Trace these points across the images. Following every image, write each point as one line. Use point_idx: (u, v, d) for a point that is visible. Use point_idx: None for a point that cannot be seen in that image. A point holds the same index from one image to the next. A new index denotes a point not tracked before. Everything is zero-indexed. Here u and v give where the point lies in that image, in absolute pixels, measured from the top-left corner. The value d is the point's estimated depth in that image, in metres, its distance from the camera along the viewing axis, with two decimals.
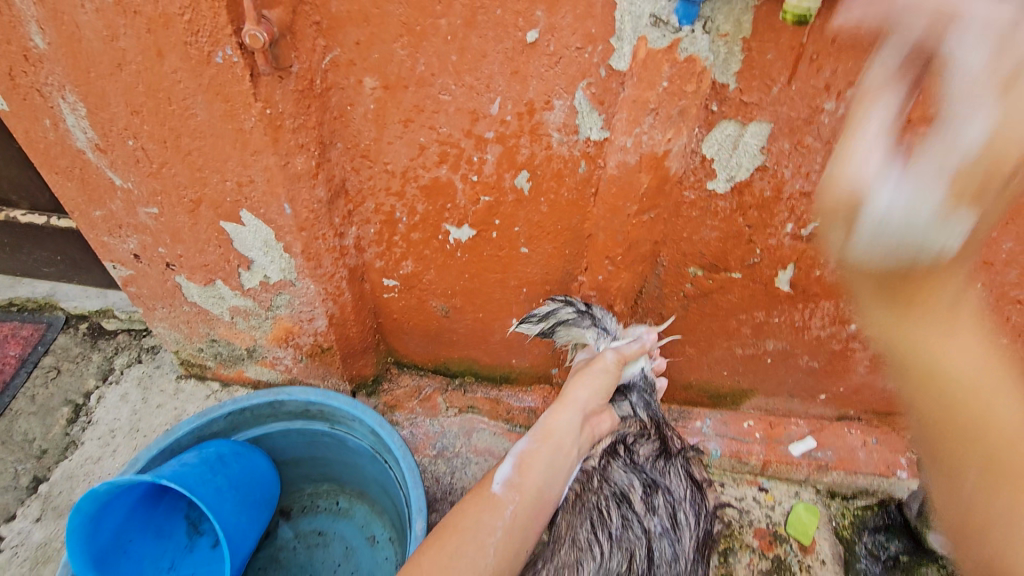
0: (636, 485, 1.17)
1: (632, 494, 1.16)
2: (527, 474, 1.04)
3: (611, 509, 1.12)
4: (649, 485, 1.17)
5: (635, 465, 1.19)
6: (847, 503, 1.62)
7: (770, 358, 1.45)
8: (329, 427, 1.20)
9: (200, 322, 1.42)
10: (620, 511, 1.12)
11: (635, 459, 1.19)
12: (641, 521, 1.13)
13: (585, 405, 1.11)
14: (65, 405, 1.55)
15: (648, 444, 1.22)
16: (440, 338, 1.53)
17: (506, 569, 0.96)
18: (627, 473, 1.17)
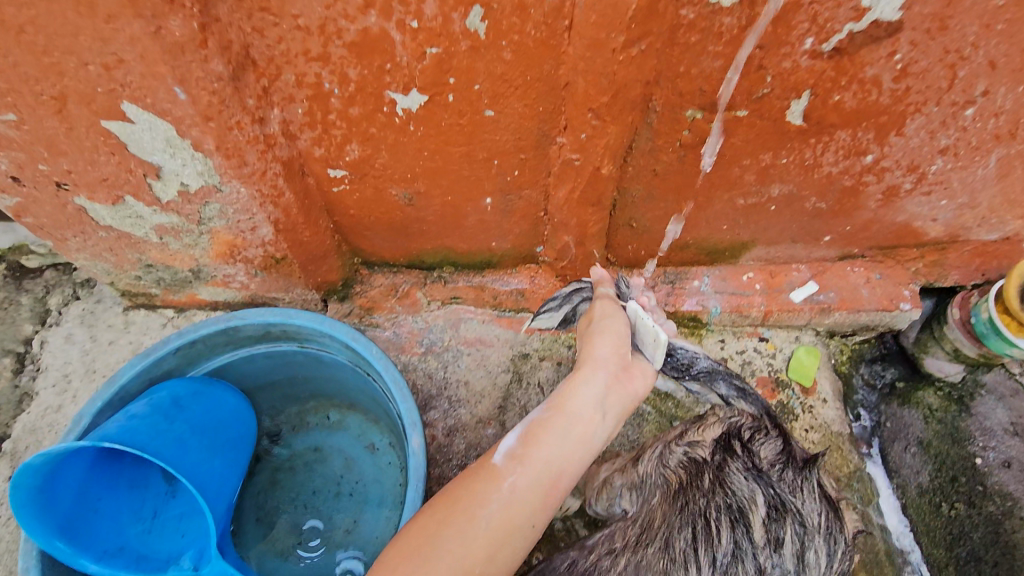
0: (756, 497, 1.05)
1: (736, 469, 1.09)
2: (538, 449, 0.90)
3: (705, 495, 1.07)
4: (761, 479, 1.09)
5: (753, 472, 1.09)
6: (846, 341, 1.62)
7: (774, 205, 1.32)
8: (299, 347, 1.07)
9: (126, 248, 1.22)
10: (723, 518, 1.03)
11: (753, 452, 1.12)
12: (732, 515, 1.04)
13: (607, 361, 1.03)
14: (5, 356, 1.40)
15: (772, 440, 1.15)
16: (409, 230, 1.36)
17: (506, 546, 0.83)
18: (751, 487, 1.07)
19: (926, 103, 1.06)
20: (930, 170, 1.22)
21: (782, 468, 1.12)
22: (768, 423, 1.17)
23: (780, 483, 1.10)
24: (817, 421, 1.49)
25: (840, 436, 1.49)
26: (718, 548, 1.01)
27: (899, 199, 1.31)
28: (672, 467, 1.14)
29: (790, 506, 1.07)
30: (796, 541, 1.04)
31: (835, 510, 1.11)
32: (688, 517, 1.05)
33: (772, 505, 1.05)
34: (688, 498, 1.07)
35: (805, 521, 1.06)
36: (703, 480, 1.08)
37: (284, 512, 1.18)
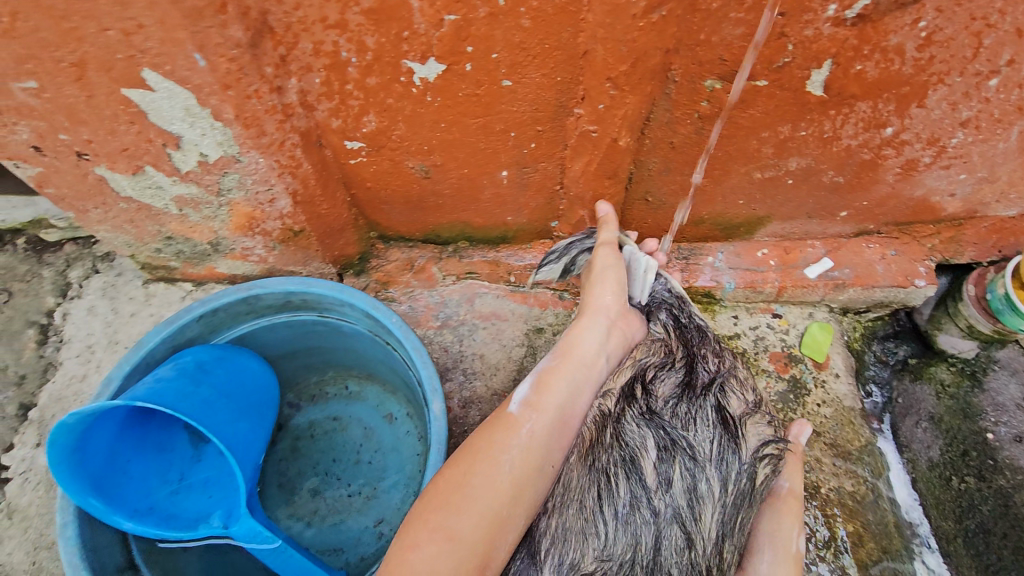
0: (649, 443, 0.98)
1: (635, 422, 1.00)
2: (550, 397, 1.02)
3: (610, 462, 0.97)
4: (661, 425, 1.00)
5: (648, 421, 1.00)
6: (859, 318, 1.62)
7: (791, 179, 1.31)
8: (318, 316, 1.09)
9: (146, 220, 1.24)
10: (618, 473, 0.96)
11: (647, 399, 1.03)
12: (624, 475, 0.96)
13: (608, 309, 1.15)
14: (30, 327, 1.43)
15: (669, 374, 1.06)
16: (425, 204, 1.36)
17: (527, 484, 0.94)
18: (646, 433, 0.98)
19: (949, 72, 1.04)
20: (951, 142, 1.20)
21: (672, 402, 1.03)
22: (675, 360, 1.08)
23: (683, 423, 1.01)
24: (829, 396, 1.50)
25: (851, 411, 1.50)
26: (615, 508, 0.94)
27: (918, 173, 1.29)
28: (578, 440, 1.00)
29: (689, 431, 1.00)
30: (688, 480, 0.96)
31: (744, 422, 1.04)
32: (594, 490, 0.95)
33: (659, 445, 0.97)
34: (594, 471, 0.97)
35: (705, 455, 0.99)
36: (607, 442, 0.99)
37: (305, 479, 1.21)
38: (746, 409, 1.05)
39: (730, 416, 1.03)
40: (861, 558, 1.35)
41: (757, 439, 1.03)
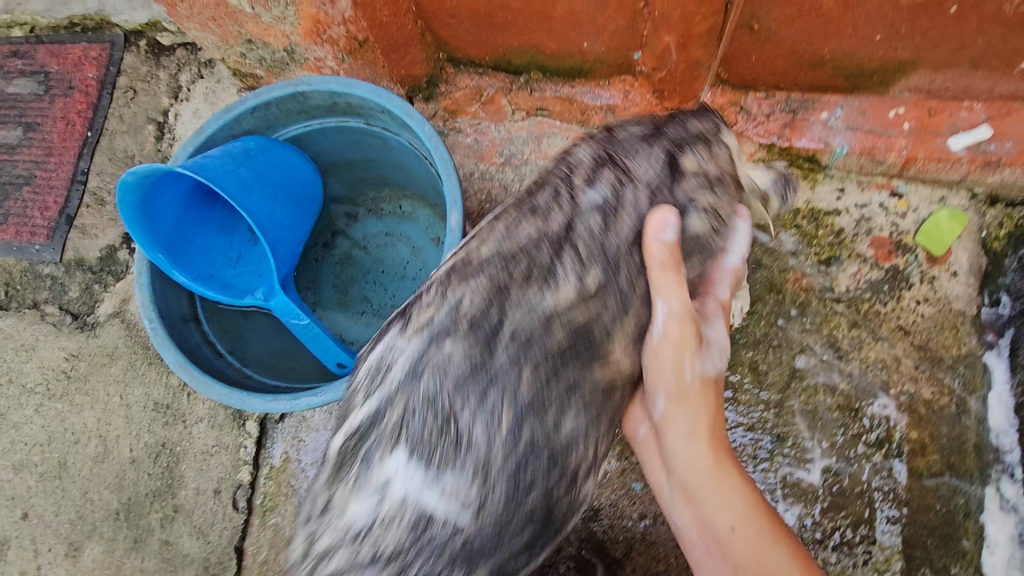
0: (449, 377, 0.76)
1: (427, 383, 0.77)
2: (684, 374, 0.89)
3: (426, 416, 0.75)
4: (510, 336, 0.78)
5: (478, 327, 0.77)
6: (1011, 211, 1.28)
7: (955, 7, 1.01)
8: (365, 124, 1.10)
9: (227, 19, 1.27)
10: (397, 387, 0.78)
11: (463, 412, 0.76)
12: (426, 469, 0.75)
13: None
14: (150, 124, 1.59)
15: (543, 292, 0.79)
16: (493, 22, 1.26)
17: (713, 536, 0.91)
18: (488, 423, 0.75)
19: None
20: None
21: (521, 270, 0.79)
22: (532, 252, 0.80)
23: (544, 344, 0.78)
24: (935, 295, 1.28)
25: (959, 316, 1.27)
26: (397, 365, 0.79)
27: None
28: (422, 340, 0.78)
29: (552, 462, 0.79)
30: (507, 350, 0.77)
31: (623, 298, 0.83)
32: (411, 558, 0.75)
33: (449, 440, 0.75)
34: (415, 433, 0.76)
35: (539, 482, 0.79)
36: (450, 383, 0.76)
37: (355, 285, 1.30)
38: (601, 204, 0.83)
39: (597, 337, 0.81)
40: (916, 466, 1.22)
41: (581, 273, 0.80)
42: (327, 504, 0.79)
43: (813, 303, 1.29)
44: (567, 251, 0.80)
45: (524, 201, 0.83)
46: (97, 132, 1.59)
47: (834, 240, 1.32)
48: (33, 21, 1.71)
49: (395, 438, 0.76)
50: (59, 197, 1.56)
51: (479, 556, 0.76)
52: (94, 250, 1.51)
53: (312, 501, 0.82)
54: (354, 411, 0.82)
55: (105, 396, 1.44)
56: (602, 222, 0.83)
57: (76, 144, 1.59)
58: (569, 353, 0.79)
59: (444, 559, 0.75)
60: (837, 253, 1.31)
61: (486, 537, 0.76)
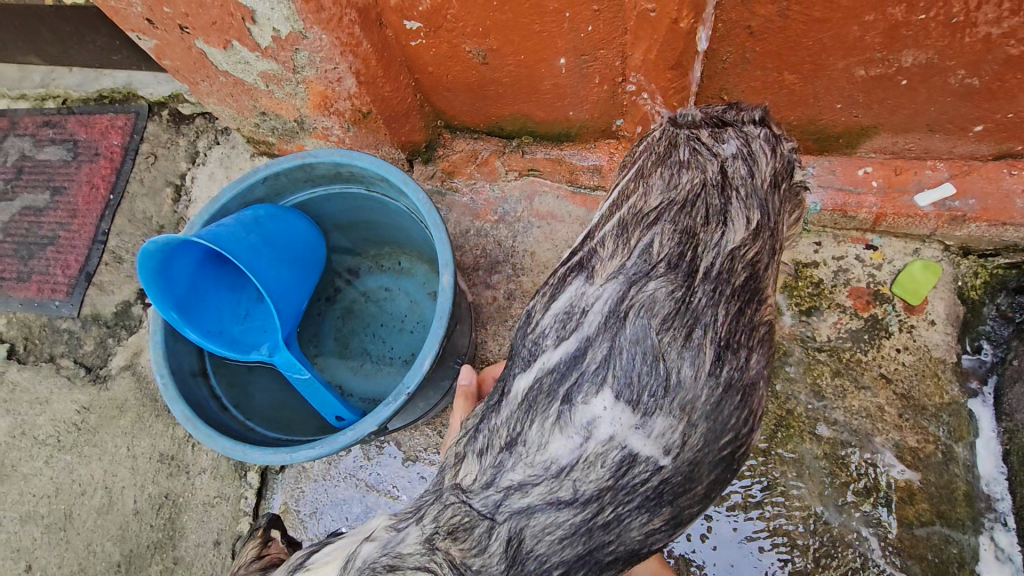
0: (656, 316, 0.74)
1: (630, 323, 0.75)
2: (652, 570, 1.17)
3: (607, 419, 0.74)
4: (708, 273, 0.76)
5: (678, 265, 0.75)
6: (984, 262, 1.33)
7: (904, 80, 1.10)
8: (366, 190, 1.18)
9: (242, 94, 1.39)
10: (596, 331, 0.76)
11: (667, 346, 0.73)
12: (634, 411, 0.73)
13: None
14: (168, 186, 1.70)
15: (724, 235, 0.76)
16: (486, 94, 1.36)
17: None
18: (667, 425, 0.73)
19: None
20: None
21: (700, 283, 0.75)
22: (704, 195, 0.77)
23: (718, 339, 0.75)
24: (915, 343, 1.32)
25: (939, 363, 1.31)
26: (562, 358, 0.78)
27: None
28: (620, 282, 0.77)
29: (745, 402, 0.77)
30: (694, 347, 0.74)
31: (775, 240, 0.81)
32: (606, 500, 0.75)
33: (657, 384, 0.73)
34: (621, 370, 0.74)
35: (732, 421, 0.76)
36: (656, 323, 0.74)
37: (356, 337, 1.36)
38: (740, 154, 0.80)
39: (764, 274, 0.79)
40: (905, 515, 1.23)
41: (749, 213, 0.76)
42: (517, 437, 0.79)
43: (797, 351, 1.33)
44: (736, 248, 0.76)
45: (669, 154, 0.81)
46: (119, 195, 1.70)
47: (814, 290, 1.37)
48: (66, 94, 1.86)
49: (579, 447, 0.75)
50: (80, 255, 1.66)
51: (670, 501, 0.76)
52: (110, 305, 1.59)
53: (494, 435, 0.83)
54: (506, 411, 0.82)
55: (113, 448, 1.49)
56: (749, 171, 0.79)
57: (99, 206, 1.71)
58: (748, 297, 0.78)
59: (635, 504, 0.76)
60: (817, 303, 1.36)
61: (678, 482, 0.75)
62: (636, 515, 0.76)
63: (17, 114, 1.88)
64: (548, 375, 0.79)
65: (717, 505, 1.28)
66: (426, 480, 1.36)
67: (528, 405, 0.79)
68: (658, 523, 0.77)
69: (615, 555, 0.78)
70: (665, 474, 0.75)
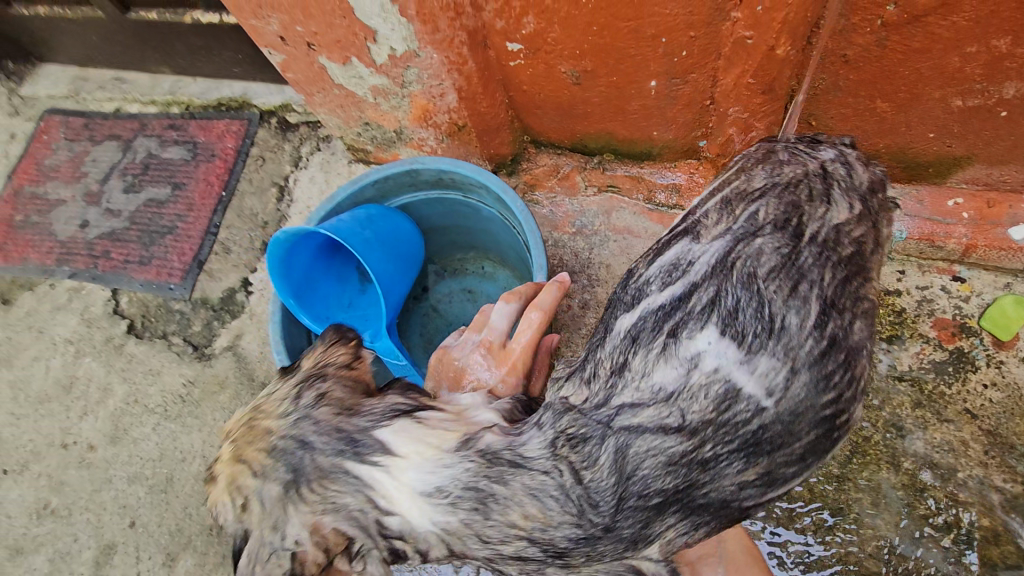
0: (761, 268, 0.84)
1: (738, 273, 0.85)
2: None
3: (716, 347, 0.84)
4: (815, 237, 0.86)
5: (785, 227, 0.87)
6: None
7: (1004, 111, 1.10)
8: (463, 197, 1.28)
9: (352, 106, 1.53)
10: (703, 278, 0.88)
11: (772, 292, 0.83)
12: (740, 348, 0.83)
13: None
14: (273, 187, 1.87)
15: (829, 212, 0.88)
16: (574, 112, 1.44)
17: None
18: (771, 367, 0.82)
19: None
20: None
21: (806, 244, 0.85)
22: (808, 180, 0.91)
23: (822, 291, 0.84)
24: (1003, 380, 1.28)
25: None
26: (670, 296, 0.89)
27: None
28: (727, 239, 0.88)
29: (846, 362, 0.85)
30: (798, 304, 0.83)
31: (878, 229, 0.93)
32: (708, 434, 0.85)
33: (762, 326, 0.83)
34: (726, 314, 0.84)
35: (834, 379, 0.84)
36: (764, 273, 0.84)
37: (439, 334, 1.45)
38: (839, 159, 0.95)
39: (869, 253, 0.90)
40: (988, 556, 1.18)
41: (851, 200, 0.90)
42: (624, 366, 0.92)
43: (875, 379, 1.32)
44: (837, 220, 0.88)
45: (768, 155, 0.96)
46: (230, 193, 1.89)
47: (895, 319, 1.35)
48: (189, 101, 2.08)
49: (687, 374, 0.85)
50: (194, 245, 1.84)
51: (767, 445, 0.84)
52: (217, 291, 1.76)
53: (600, 365, 0.96)
54: (613, 345, 0.95)
55: (212, 420, 1.63)
56: (847, 172, 0.94)
57: (212, 201, 1.89)
58: (853, 268, 0.87)
59: (734, 446, 0.85)
60: (899, 332, 1.34)
61: (777, 430, 0.84)
62: (733, 457, 0.86)
63: (147, 117, 2.11)
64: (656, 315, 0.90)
65: (784, 523, 1.28)
66: None
67: (634, 337, 0.92)
68: (752, 475, 0.86)
69: (709, 497, 0.89)
70: (768, 417, 0.83)
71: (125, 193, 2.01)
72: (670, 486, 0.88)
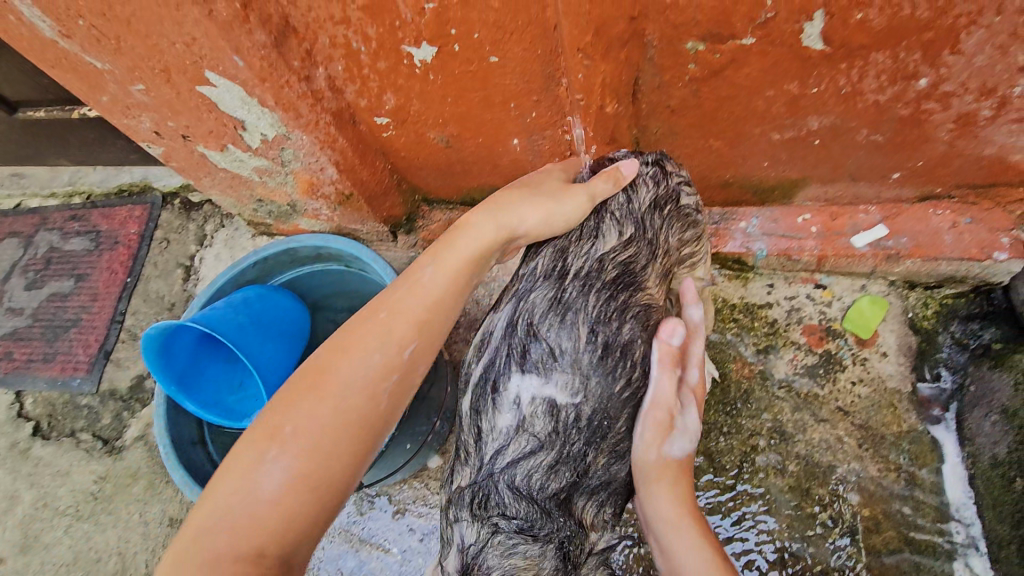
0: (535, 317, 0.90)
1: (521, 327, 0.91)
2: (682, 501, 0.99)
3: (524, 393, 0.89)
4: (579, 273, 0.91)
5: (551, 274, 0.92)
6: (931, 293, 1.42)
7: (818, 139, 1.23)
8: (345, 266, 1.33)
9: (241, 186, 1.57)
10: (498, 339, 0.92)
11: (548, 330, 0.89)
12: (539, 377, 0.88)
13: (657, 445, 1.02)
14: (178, 268, 1.88)
15: (593, 244, 0.92)
16: (453, 170, 1.52)
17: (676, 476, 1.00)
18: (568, 382, 0.88)
19: (982, 12, 0.90)
20: (1013, 91, 1.02)
21: (569, 279, 0.91)
22: (578, 222, 0.94)
23: (587, 311, 0.89)
24: (869, 375, 1.39)
25: (896, 394, 1.37)
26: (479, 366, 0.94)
27: (979, 128, 1.11)
28: (511, 303, 0.93)
29: (626, 355, 0.91)
30: (575, 334, 0.88)
31: (655, 246, 0.94)
32: (560, 443, 0.90)
33: (548, 353, 0.88)
34: (520, 359, 0.89)
35: (624, 372, 0.91)
36: (539, 320, 0.90)
37: None
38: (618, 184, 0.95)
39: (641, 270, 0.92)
40: (872, 544, 1.27)
41: (619, 228, 0.91)
42: (477, 433, 0.94)
43: (756, 390, 1.41)
44: (604, 245, 0.92)
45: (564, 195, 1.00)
46: (135, 278, 1.88)
47: (768, 330, 1.46)
48: (90, 190, 2.08)
49: (517, 418, 0.89)
50: (99, 335, 1.82)
51: (603, 432, 0.92)
52: (125, 380, 1.74)
53: (464, 440, 0.98)
54: (461, 415, 0.98)
55: (127, 514, 1.59)
56: (626, 197, 0.93)
57: (117, 289, 1.88)
58: (623, 286, 0.91)
59: (583, 440, 0.91)
60: (773, 342, 1.45)
61: (598, 416, 0.91)
62: (588, 453, 0.92)
63: (48, 210, 2.10)
64: (477, 386, 0.95)
65: None
66: (415, 532, 1.44)
67: (470, 405, 0.96)
68: (607, 453, 0.95)
69: (596, 478, 0.96)
70: (585, 409, 0.89)
71: (27, 290, 1.97)
72: (563, 494, 0.93)
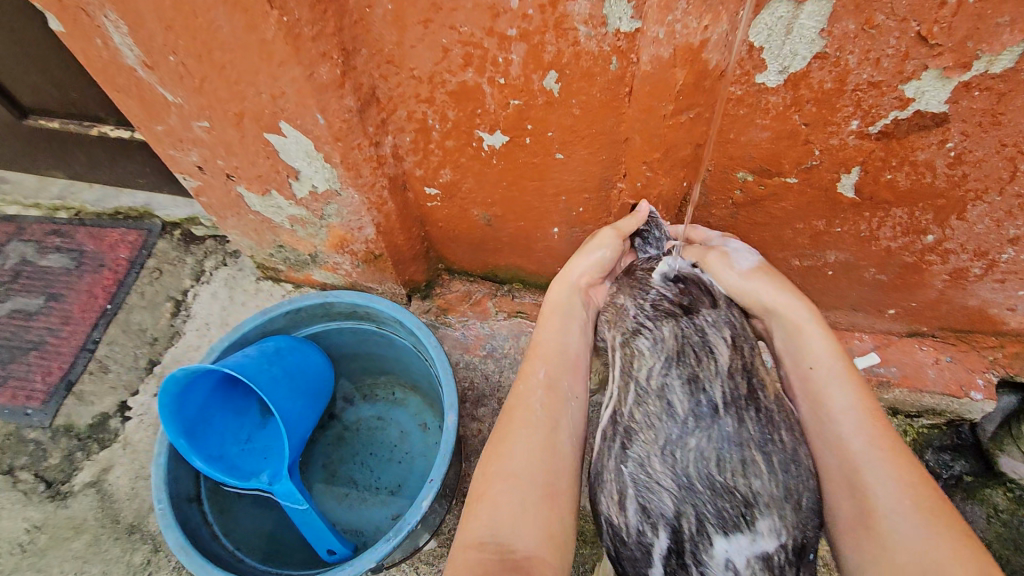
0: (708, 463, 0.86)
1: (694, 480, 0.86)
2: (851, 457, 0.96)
3: (731, 540, 0.83)
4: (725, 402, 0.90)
5: (701, 414, 0.89)
6: (912, 421, 1.53)
7: (831, 271, 1.36)
8: (377, 327, 1.32)
9: (266, 230, 1.54)
10: (666, 500, 0.86)
11: (728, 475, 0.85)
12: (741, 524, 0.83)
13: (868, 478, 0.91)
14: (168, 301, 1.78)
15: (716, 363, 0.92)
16: (485, 247, 1.56)
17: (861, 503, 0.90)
18: (773, 520, 0.84)
19: (987, 191, 1.07)
20: (1000, 257, 1.19)
21: (725, 408, 0.89)
22: (688, 347, 0.94)
23: (750, 438, 0.88)
24: None
25: None
26: (659, 539, 0.86)
27: (968, 282, 1.27)
28: (655, 460, 0.89)
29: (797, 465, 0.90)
30: (757, 469, 0.86)
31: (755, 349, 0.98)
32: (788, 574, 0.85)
33: (737, 498, 0.84)
34: (706, 508, 0.85)
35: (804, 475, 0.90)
36: (714, 464, 0.86)
37: (344, 465, 1.41)
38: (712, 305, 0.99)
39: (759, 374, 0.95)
40: None
41: (722, 336, 0.94)
42: None
43: None
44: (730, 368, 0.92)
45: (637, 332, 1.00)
46: (117, 307, 1.77)
47: None
48: (80, 206, 1.97)
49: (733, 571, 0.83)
50: (64, 363, 1.68)
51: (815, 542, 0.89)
52: (86, 417, 1.59)
53: None
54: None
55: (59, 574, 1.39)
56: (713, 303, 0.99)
57: (94, 315, 1.75)
58: (764, 393, 0.93)
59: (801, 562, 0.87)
60: None
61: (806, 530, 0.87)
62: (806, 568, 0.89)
63: (27, 221, 1.97)
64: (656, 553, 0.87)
65: None
66: None
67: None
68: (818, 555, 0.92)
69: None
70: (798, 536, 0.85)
71: None
72: None
